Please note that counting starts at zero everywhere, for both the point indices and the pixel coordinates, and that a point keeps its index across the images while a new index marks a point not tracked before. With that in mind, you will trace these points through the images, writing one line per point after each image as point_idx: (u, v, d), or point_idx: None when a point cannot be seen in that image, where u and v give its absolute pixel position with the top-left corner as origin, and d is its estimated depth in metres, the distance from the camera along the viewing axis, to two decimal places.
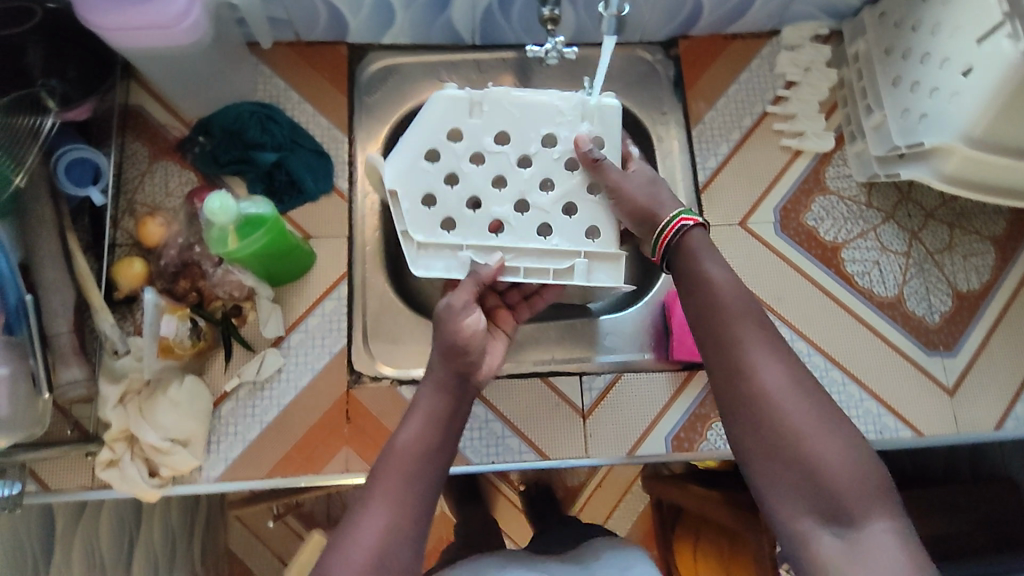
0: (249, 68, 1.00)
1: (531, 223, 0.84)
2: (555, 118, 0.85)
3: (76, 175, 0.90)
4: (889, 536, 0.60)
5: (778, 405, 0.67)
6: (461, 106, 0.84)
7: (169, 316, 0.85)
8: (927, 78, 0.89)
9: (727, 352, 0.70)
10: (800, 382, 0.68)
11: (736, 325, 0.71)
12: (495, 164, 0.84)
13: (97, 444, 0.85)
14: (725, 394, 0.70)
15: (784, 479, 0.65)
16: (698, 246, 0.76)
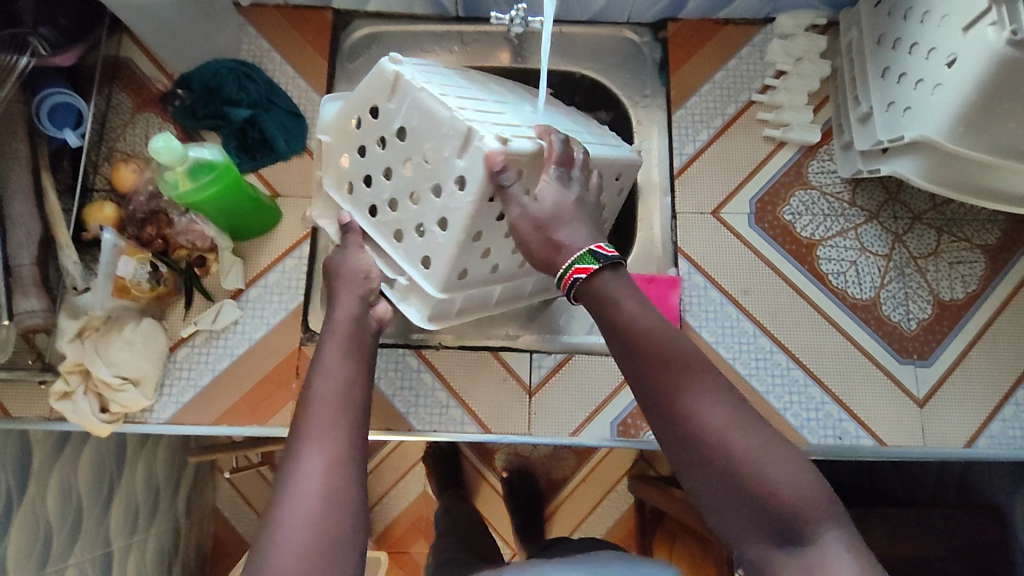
0: (234, 27, 1.02)
1: (392, 223, 0.82)
2: (436, 142, 0.72)
3: (59, 119, 0.92)
4: (858, 560, 0.54)
5: (727, 446, 0.57)
6: (380, 86, 0.75)
7: (128, 258, 0.86)
8: (913, 69, 0.86)
9: (655, 390, 0.60)
10: (738, 412, 0.59)
11: (662, 364, 0.60)
12: (388, 155, 0.79)
13: (53, 375, 0.88)
14: (664, 440, 0.60)
15: (739, 519, 0.57)
16: (609, 291, 0.63)
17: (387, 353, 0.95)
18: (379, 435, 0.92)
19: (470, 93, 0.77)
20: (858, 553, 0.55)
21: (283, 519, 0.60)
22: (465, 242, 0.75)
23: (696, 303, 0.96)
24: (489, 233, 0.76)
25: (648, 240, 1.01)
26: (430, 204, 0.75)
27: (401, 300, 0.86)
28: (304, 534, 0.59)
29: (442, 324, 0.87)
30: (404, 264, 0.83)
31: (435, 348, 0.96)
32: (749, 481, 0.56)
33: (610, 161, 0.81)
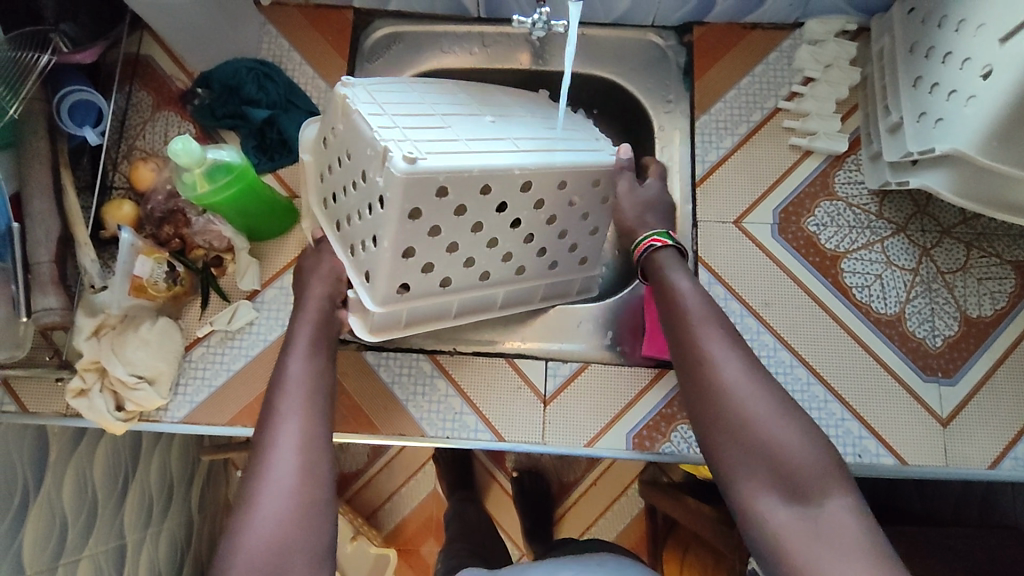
0: (255, 26, 1.02)
1: (347, 239, 0.84)
2: (368, 160, 0.73)
3: (80, 117, 0.93)
4: (846, 510, 0.64)
5: (742, 396, 0.70)
6: (332, 106, 0.79)
7: (145, 258, 0.86)
8: (946, 79, 0.83)
9: (690, 349, 0.74)
10: (755, 373, 0.72)
11: (698, 325, 0.75)
12: (342, 173, 0.81)
13: (70, 372, 0.88)
14: (690, 392, 0.73)
15: (749, 462, 0.68)
16: (666, 263, 0.81)
17: (402, 358, 0.94)
18: (392, 440, 0.91)
19: (420, 110, 0.78)
20: (849, 508, 0.64)
21: (262, 489, 0.69)
22: (393, 257, 0.76)
23: None
24: (422, 248, 0.77)
25: None
26: (365, 220, 0.77)
27: (349, 311, 0.86)
28: (281, 504, 0.68)
29: (382, 335, 0.86)
30: (352, 278, 0.83)
31: (449, 353, 0.95)
32: (760, 432, 0.68)
33: (561, 170, 0.78)
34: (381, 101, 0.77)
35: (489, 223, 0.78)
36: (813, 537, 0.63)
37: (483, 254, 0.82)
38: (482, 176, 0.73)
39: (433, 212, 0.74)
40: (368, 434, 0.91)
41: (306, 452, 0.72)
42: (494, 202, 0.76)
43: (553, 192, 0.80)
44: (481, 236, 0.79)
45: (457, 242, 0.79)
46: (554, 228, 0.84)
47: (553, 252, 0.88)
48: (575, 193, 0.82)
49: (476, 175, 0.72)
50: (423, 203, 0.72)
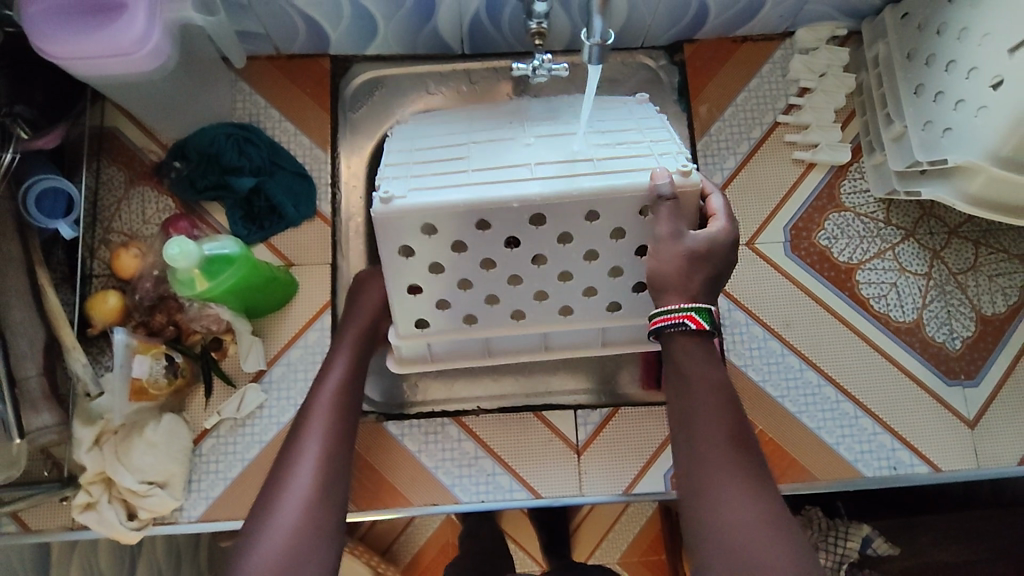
0: (226, 86, 0.95)
1: None
2: None
3: (48, 207, 0.86)
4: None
5: (750, 540, 0.59)
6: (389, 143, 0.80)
7: (142, 356, 0.81)
8: (952, 89, 0.83)
9: (701, 468, 0.63)
10: (770, 511, 0.61)
11: (709, 440, 0.64)
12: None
13: (73, 488, 0.82)
14: (691, 511, 0.63)
15: None
16: (684, 357, 0.67)
17: (426, 424, 0.91)
18: (425, 510, 0.88)
19: (454, 141, 0.72)
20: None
21: None
22: (399, 294, 0.74)
23: (739, 342, 0.94)
24: (430, 285, 0.73)
25: None
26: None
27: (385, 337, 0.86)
28: None
29: (408, 368, 0.84)
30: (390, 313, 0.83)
31: (473, 413, 0.92)
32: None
33: (580, 199, 0.66)
34: (418, 137, 0.74)
35: (502, 260, 0.71)
36: None
37: (508, 292, 0.75)
38: (474, 211, 0.66)
39: (430, 250, 0.70)
40: (400, 508, 0.88)
41: (291, 554, 0.63)
42: (503, 238, 0.69)
43: (581, 224, 0.69)
44: (502, 272, 0.73)
45: (469, 279, 0.73)
46: (600, 264, 0.73)
47: (608, 294, 0.76)
48: (615, 225, 0.69)
49: (469, 209, 0.66)
50: (412, 239, 0.68)
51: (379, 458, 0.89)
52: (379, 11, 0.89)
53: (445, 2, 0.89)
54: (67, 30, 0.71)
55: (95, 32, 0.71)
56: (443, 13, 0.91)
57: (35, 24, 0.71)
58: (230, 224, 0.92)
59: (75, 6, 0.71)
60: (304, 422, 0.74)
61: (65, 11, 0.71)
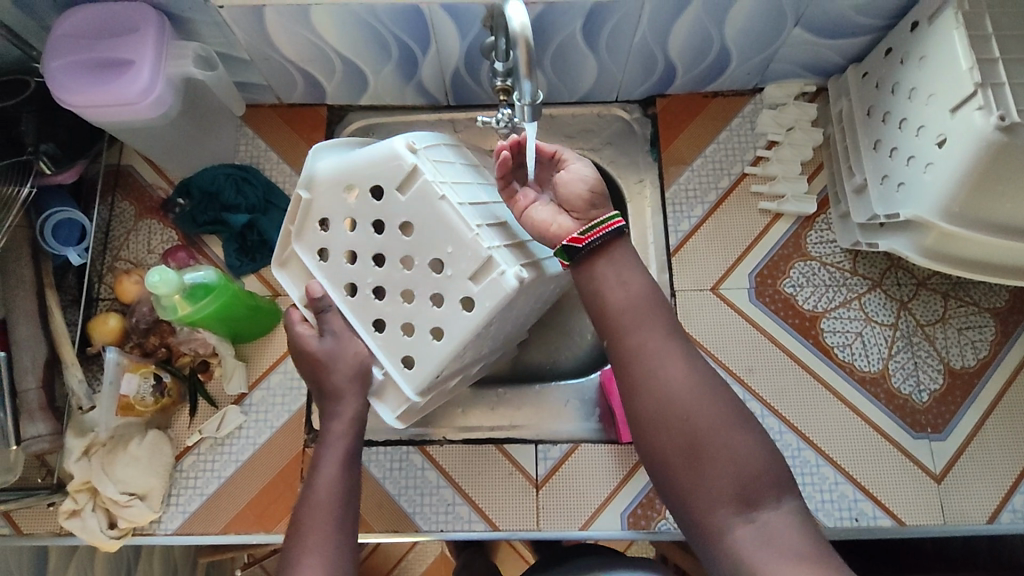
0: (231, 131, 1.05)
1: (393, 318, 0.78)
2: (450, 252, 0.73)
3: (63, 236, 0.96)
4: (793, 516, 0.60)
5: (689, 407, 0.62)
6: (391, 170, 0.74)
7: (130, 374, 0.88)
8: (904, 145, 0.85)
9: (632, 356, 0.65)
10: (704, 379, 0.64)
11: (638, 328, 0.66)
12: (390, 244, 0.76)
13: (60, 495, 0.89)
14: (630, 399, 0.65)
15: (697, 472, 0.61)
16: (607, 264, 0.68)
17: (391, 452, 0.94)
18: (385, 537, 0.91)
19: (473, 196, 0.78)
20: (795, 513, 0.60)
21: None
22: (451, 351, 0.76)
23: None
24: (473, 344, 0.79)
25: None
26: (428, 312, 0.76)
27: (372, 397, 0.84)
28: None
29: (407, 421, 0.87)
30: (381, 358, 0.80)
31: (439, 443, 0.95)
32: (703, 438, 0.61)
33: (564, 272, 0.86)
34: (450, 184, 0.75)
35: (515, 317, 0.82)
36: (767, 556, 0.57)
37: (494, 342, 0.85)
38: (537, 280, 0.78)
39: (499, 313, 0.76)
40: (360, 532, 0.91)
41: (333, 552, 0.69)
42: (526, 299, 0.81)
43: (555, 285, 0.88)
44: (502, 326, 0.82)
45: (488, 336, 0.82)
46: (536, 314, 0.92)
47: (525, 330, 0.93)
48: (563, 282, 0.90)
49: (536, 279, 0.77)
50: (501, 312, 0.75)
51: None
52: (368, 67, 0.98)
53: (427, 60, 0.97)
54: (81, 82, 0.81)
55: (106, 85, 0.81)
56: (425, 69, 0.99)
57: (54, 77, 0.81)
58: (225, 256, 1.00)
59: (91, 61, 0.81)
60: (305, 522, 0.71)
61: (80, 65, 0.81)
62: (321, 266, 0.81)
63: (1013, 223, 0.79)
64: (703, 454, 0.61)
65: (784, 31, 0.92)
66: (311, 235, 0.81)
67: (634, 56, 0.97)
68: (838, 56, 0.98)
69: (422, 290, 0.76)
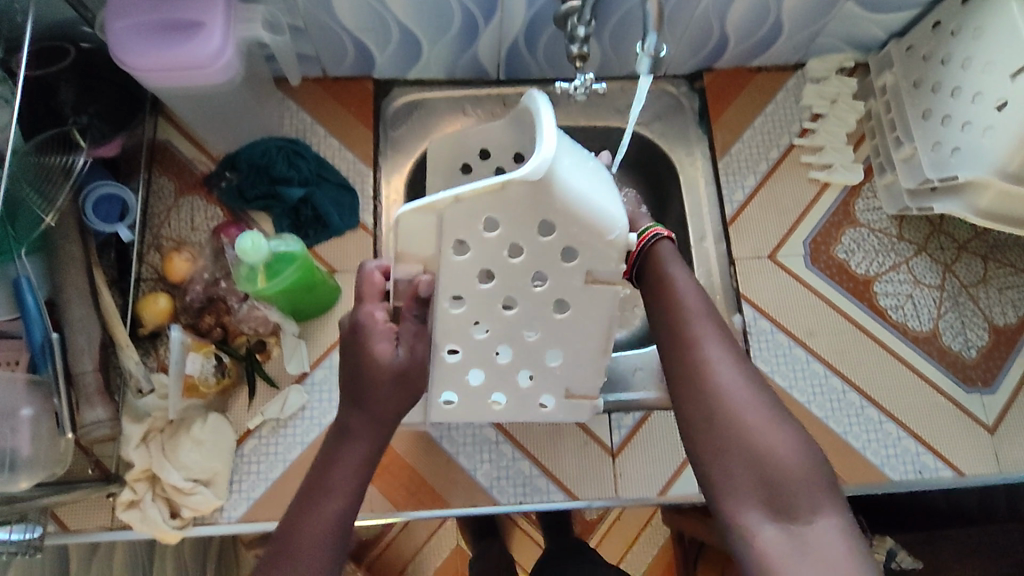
0: (276, 104, 1.01)
1: (467, 362, 0.74)
2: (575, 354, 0.76)
3: (103, 212, 0.90)
4: (836, 531, 0.60)
5: (731, 400, 0.66)
6: (593, 243, 0.67)
7: (195, 353, 0.84)
8: (958, 112, 0.89)
9: (686, 346, 0.70)
10: (752, 377, 0.68)
11: (689, 325, 0.71)
12: (528, 307, 0.71)
13: (118, 485, 0.82)
14: (677, 391, 0.69)
15: (731, 466, 0.64)
16: (665, 267, 0.75)
17: (465, 426, 0.92)
18: (464, 512, 0.89)
19: None
20: (837, 529, 0.61)
21: None
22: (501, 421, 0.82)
23: (765, 349, 0.97)
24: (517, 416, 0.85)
25: (709, 287, 1.01)
26: (514, 385, 0.77)
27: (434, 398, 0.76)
28: None
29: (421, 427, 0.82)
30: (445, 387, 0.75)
31: None
32: (743, 434, 0.64)
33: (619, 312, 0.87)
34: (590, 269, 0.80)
35: None
36: (802, 563, 0.58)
37: None
38: None
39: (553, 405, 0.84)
40: (438, 509, 0.89)
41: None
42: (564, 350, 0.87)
43: None
44: None
45: None
46: None
47: None
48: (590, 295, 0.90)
49: None
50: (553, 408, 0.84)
51: (419, 460, 0.90)
52: (425, 36, 0.96)
53: (487, 30, 0.96)
54: (147, 43, 0.76)
55: (176, 46, 0.77)
56: (484, 39, 0.98)
57: (118, 38, 0.76)
58: (278, 232, 0.96)
59: (157, 21, 0.77)
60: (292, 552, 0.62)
61: (146, 26, 0.77)
62: (459, 265, 0.67)
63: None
64: (740, 451, 0.64)
65: (837, 4, 0.96)
66: (461, 223, 0.64)
67: (692, 29, 0.98)
68: (881, 30, 1.02)
69: (518, 360, 0.75)
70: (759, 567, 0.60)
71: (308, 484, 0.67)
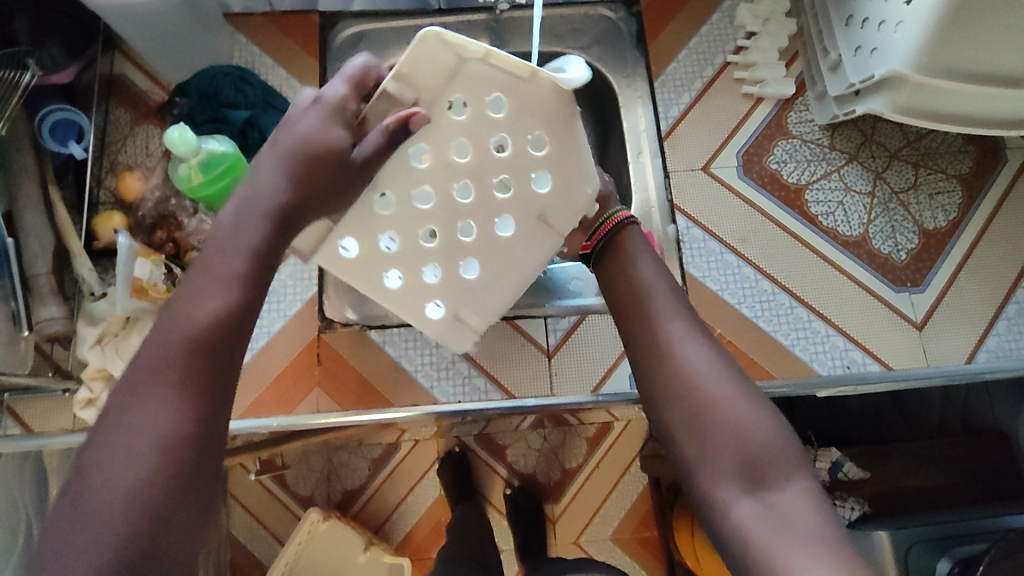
0: (225, 37, 1.06)
1: (383, 228, 0.66)
2: (496, 264, 0.69)
3: (60, 135, 0.94)
4: (811, 501, 0.54)
5: (693, 374, 0.61)
6: (574, 180, 0.65)
7: (143, 259, 0.87)
8: (874, 13, 0.92)
9: (647, 324, 0.65)
10: (717, 349, 0.63)
11: (647, 303, 0.67)
12: (473, 211, 0.66)
13: (76, 382, 0.89)
14: (643, 374, 0.64)
15: (703, 445, 0.58)
16: (626, 243, 0.72)
17: (406, 332, 0.97)
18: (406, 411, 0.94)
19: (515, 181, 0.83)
20: (812, 498, 0.54)
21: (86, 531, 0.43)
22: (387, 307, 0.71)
23: (697, 256, 1.00)
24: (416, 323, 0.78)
25: (644, 199, 1.04)
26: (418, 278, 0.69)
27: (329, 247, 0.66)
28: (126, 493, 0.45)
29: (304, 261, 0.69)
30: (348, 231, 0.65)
31: None
32: (711, 408, 0.59)
33: None
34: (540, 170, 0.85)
35: None
36: (781, 538, 0.52)
37: None
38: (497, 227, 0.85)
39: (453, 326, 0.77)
40: (380, 407, 0.94)
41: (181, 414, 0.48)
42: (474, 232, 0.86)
43: None
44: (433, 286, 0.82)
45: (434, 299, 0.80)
46: None
47: None
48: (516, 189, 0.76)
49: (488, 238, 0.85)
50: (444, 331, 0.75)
51: (364, 363, 0.95)
52: None
53: None
54: None
55: None
56: None
57: None
58: None
59: None
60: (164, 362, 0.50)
61: None
62: (453, 123, 0.63)
63: (989, 70, 0.87)
64: (709, 427, 0.58)
65: None
66: (478, 82, 0.60)
67: None
68: None
69: (433, 254, 0.68)
70: (740, 550, 0.54)
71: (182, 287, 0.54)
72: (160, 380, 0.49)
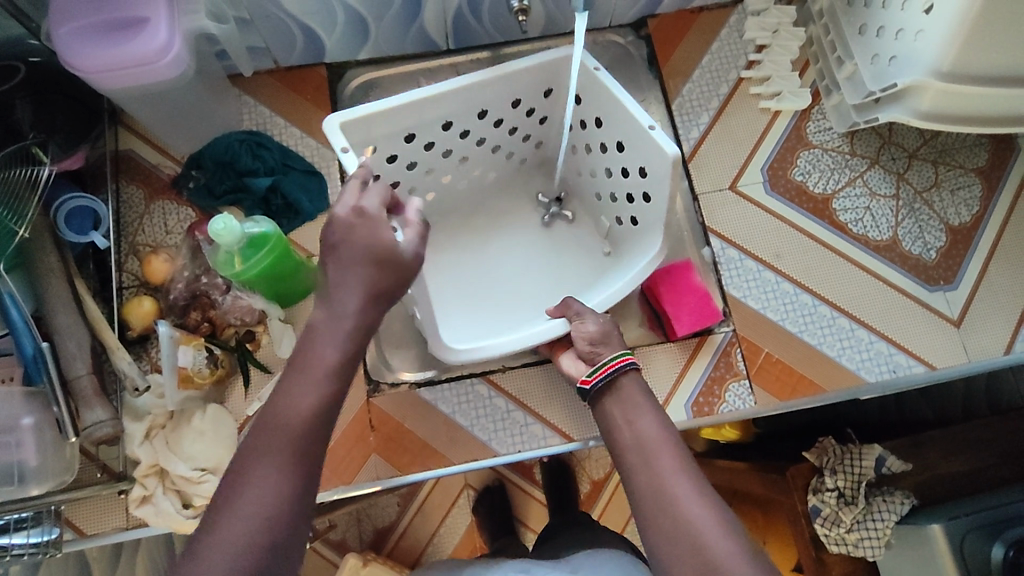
0: (232, 100, 1.03)
1: None
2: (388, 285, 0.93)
3: (77, 224, 0.91)
4: None
5: (697, 533, 0.58)
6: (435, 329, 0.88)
7: (185, 347, 0.85)
8: (890, 22, 0.92)
9: (648, 476, 0.62)
10: (714, 502, 0.60)
11: (649, 455, 0.64)
12: None
13: (128, 482, 0.85)
14: (642, 528, 0.61)
15: None
16: (626, 397, 0.70)
17: (456, 386, 0.95)
18: (465, 466, 0.93)
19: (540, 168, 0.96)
20: None
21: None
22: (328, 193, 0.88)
23: (735, 276, 1.01)
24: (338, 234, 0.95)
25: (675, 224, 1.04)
26: None
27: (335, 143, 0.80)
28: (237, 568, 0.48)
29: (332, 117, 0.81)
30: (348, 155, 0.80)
31: (500, 371, 0.96)
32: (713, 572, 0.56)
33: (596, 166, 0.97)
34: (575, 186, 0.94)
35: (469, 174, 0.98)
36: None
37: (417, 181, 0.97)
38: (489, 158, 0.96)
39: None
40: (439, 466, 0.93)
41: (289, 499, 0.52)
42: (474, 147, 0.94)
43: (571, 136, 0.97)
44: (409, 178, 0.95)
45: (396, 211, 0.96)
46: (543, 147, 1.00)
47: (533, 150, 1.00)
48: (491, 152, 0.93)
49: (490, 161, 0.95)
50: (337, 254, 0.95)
51: (417, 423, 0.94)
52: (370, 15, 0.98)
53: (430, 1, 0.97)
54: (92, 44, 0.78)
55: (119, 45, 0.79)
56: (428, 10, 0.99)
57: (65, 44, 0.78)
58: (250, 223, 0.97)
59: (101, 23, 0.79)
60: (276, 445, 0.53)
61: (91, 27, 0.79)
62: None
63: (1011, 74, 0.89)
64: None
65: None
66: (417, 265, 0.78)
67: None
68: None
69: None
70: None
71: (286, 374, 0.57)
72: (274, 466, 0.52)
